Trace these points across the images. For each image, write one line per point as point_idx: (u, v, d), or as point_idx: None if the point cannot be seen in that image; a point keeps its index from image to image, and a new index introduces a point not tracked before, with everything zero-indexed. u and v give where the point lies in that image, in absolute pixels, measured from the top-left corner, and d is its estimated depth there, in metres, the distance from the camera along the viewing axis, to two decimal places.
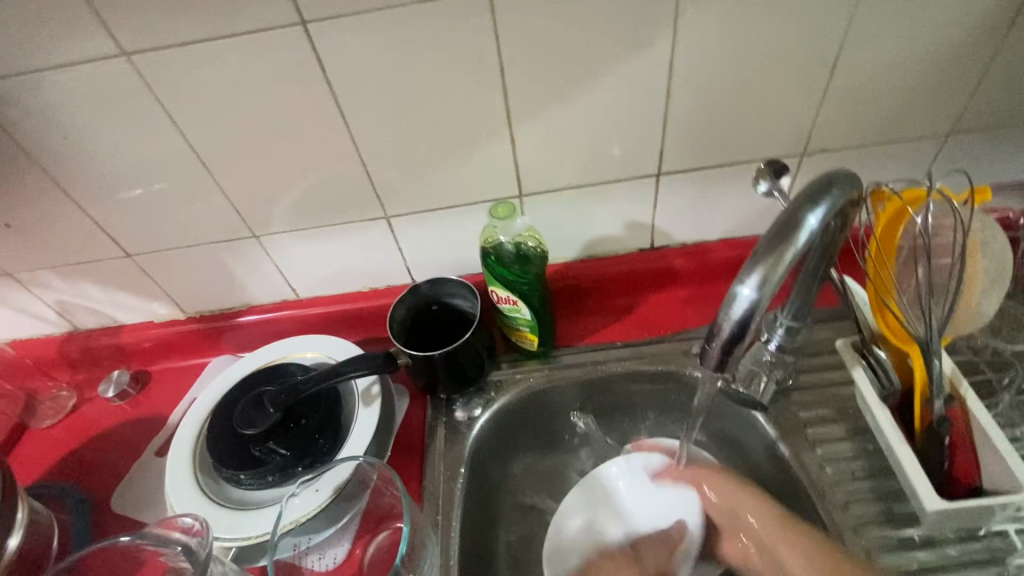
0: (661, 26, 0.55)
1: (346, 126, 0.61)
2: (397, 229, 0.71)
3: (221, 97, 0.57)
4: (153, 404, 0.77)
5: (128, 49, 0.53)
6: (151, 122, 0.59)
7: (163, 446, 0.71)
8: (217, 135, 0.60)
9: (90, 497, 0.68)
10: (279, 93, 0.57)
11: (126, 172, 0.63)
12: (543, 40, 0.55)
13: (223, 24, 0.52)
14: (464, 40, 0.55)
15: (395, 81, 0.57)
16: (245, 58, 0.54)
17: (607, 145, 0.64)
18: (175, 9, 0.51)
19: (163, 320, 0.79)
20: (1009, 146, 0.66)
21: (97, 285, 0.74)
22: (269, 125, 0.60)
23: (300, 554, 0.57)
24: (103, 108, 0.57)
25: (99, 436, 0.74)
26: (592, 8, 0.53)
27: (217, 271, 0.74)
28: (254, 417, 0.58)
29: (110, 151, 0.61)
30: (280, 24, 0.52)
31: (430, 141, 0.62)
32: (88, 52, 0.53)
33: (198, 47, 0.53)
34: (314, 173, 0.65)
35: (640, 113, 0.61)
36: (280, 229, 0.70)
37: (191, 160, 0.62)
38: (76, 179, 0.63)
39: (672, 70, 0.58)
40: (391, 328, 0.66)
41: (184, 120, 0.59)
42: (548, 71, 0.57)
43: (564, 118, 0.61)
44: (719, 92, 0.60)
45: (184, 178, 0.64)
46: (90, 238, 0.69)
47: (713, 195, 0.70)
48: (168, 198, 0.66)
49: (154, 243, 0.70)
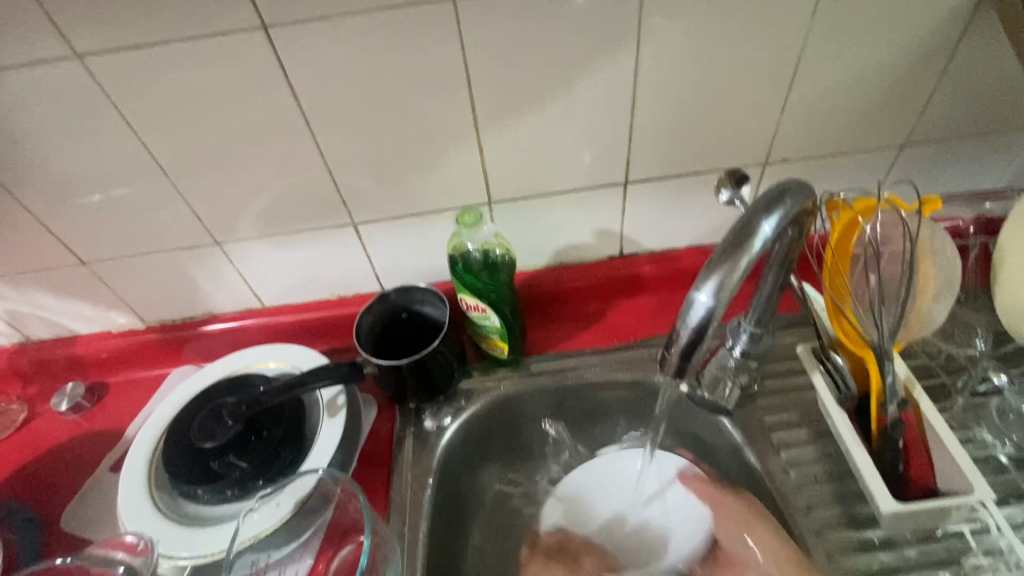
0: (625, 36, 0.55)
1: (310, 132, 0.60)
2: (364, 236, 0.70)
3: (179, 101, 0.56)
4: (110, 417, 0.74)
5: (80, 51, 0.51)
6: (107, 126, 0.57)
7: (118, 461, 0.69)
8: (176, 140, 0.59)
9: (38, 516, 0.65)
10: (240, 98, 0.56)
11: (80, 177, 0.61)
12: (510, 48, 0.55)
13: (181, 27, 0.51)
14: (430, 48, 0.54)
15: (360, 87, 0.56)
16: (204, 61, 0.53)
17: (574, 153, 0.64)
18: (130, 11, 0.49)
19: (122, 330, 0.77)
20: (960, 157, 0.69)
21: (51, 293, 0.72)
22: (230, 130, 0.59)
23: (260, 570, 0.55)
24: (56, 111, 0.55)
25: (51, 452, 0.71)
26: (557, 18, 0.53)
27: (178, 279, 0.72)
28: (214, 429, 0.56)
29: (63, 155, 0.59)
30: (240, 28, 0.51)
31: (397, 148, 0.62)
32: (37, 53, 0.51)
33: (156, 50, 0.52)
34: (278, 180, 0.63)
35: (607, 122, 0.62)
36: (243, 236, 0.68)
37: (149, 165, 0.60)
38: (27, 184, 0.61)
39: (637, 80, 0.58)
40: (357, 338, 0.65)
41: (141, 124, 0.57)
42: (515, 79, 0.57)
43: (531, 127, 0.61)
44: (684, 102, 0.61)
45: (141, 183, 0.62)
46: (42, 245, 0.66)
47: (681, 203, 0.71)
48: (125, 204, 0.64)
49: (112, 251, 0.68)
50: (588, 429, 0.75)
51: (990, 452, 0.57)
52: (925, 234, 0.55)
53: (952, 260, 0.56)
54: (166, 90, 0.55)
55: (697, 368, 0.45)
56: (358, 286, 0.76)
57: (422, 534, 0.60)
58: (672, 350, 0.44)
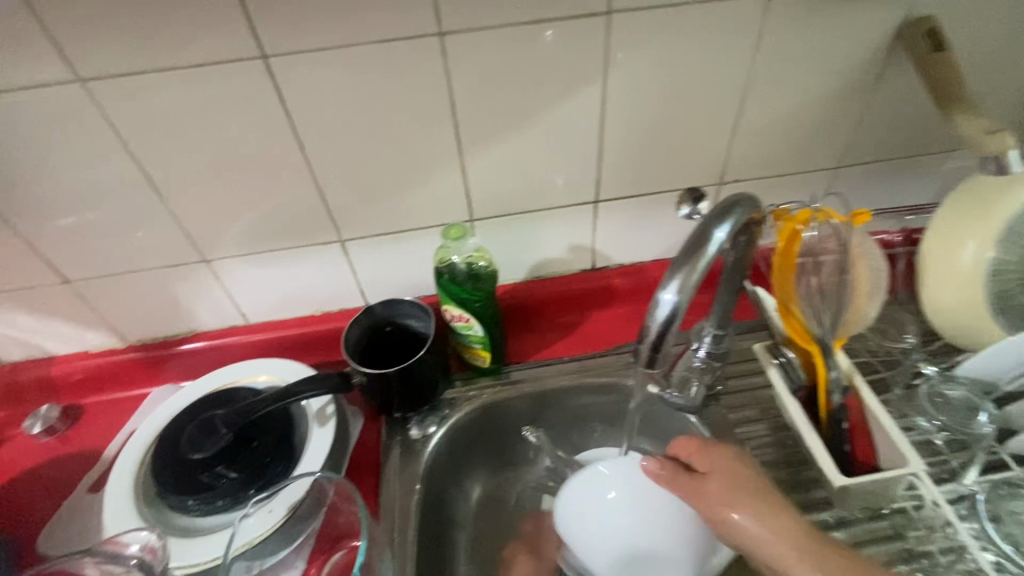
0: (596, 70, 0.61)
1: (301, 153, 0.63)
2: (350, 253, 0.73)
3: (177, 124, 0.59)
4: (87, 438, 0.73)
5: (83, 75, 0.54)
6: (102, 146, 0.59)
7: (97, 480, 0.68)
8: (169, 159, 0.61)
9: (12, 540, 0.64)
10: (237, 120, 0.59)
11: (70, 194, 0.62)
12: (492, 78, 0.60)
13: (184, 53, 0.54)
14: (418, 77, 0.59)
15: (352, 112, 0.60)
16: (203, 86, 0.56)
17: (551, 175, 0.70)
18: (135, 38, 0.52)
19: (98, 350, 0.76)
20: (888, 178, 0.78)
21: (29, 313, 0.71)
22: (224, 151, 0.61)
23: None
24: (51, 131, 0.57)
25: (20, 476, 0.70)
26: (536, 54, 0.59)
27: (163, 296, 0.73)
28: (206, 439, 0.58)
29: (54, 173, 0.60)
30: (240, 57, 0.55)
31: (385, 169, 0.66)
32: (41, 77, 0.54)
33: (156, 73, 0.55)
34: (268, 198, 0.66)
35: (581, 146, 0.68)
36: (230, 252, 0.70)
37: (141, 184, 0.62)
38: (14, 202, 0.61)
39: (607, 108, 0.64)
40: (345, 350, 0.67)
41: (137, 145, 0.59)
42: (496, 106, 0.62)
43: (510, 149, 0.66)
44: (649, 128, 0.67)
45: (132, 201, 0.64)
46: (24, 263, 0.66)
47: (647, 219, 0.77)
48: (114, 222, 0.65)
49: (96, 269, 0.68)
50: (567, 434, 0.78)
51: (927, 436, 0.63)
52: (857, 240, 0.63)
53: (879, 263, 0.63)
54: (164, 111, 0.58)
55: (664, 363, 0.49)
56: (342, 300, 0.79)
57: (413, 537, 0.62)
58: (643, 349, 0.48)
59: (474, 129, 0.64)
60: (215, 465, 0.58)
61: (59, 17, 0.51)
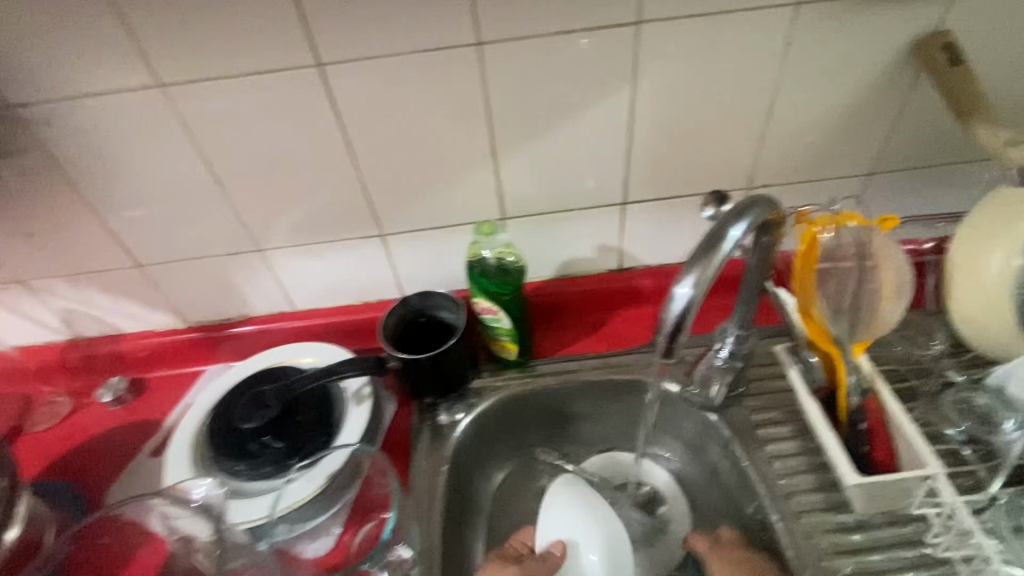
0: (927, 39, 0.60)
1: (615, 184, 0.70)
2: (620, 224, 0.75)
3: (490, 79, 0.60)
4: (148, 409, 0.79)
5: (422, 45, 0.57)
6: (461, 78, 0.60)
7: (158, 446, 0.74)
8: (501, 178, 0.68)
9: (64, 548, 0.58)
10: (566, 165, 0.68)
11: (413, 183, 0.68)
12: (821, 104, 0.64)
13: (561, 111, 0.63)
14: (760, 100, 0.64)
15: (670, 144, 0.67)
16: (505, 41, 0.58)
17: (845, 142, 0.68)
18: (528, 89, 0.61)
19: (262, 317, 0.81)
20: None
21: (174, 295, 0.78)
22: (510, 98, 0.62)
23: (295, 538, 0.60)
24: (422, 117, 0.62)
25: (94, 441, 0.76)
26: (860, 32, 0.59)
27: (318, 271, 0.77)
28: (444, 444, 0.69)
29: (407, 151, 0.65)
30: (555, 32, 0.57)
31: (672, 195, 0.72)
32: (388, 53, 0.58)
33: (534, 121, 0.64)
34: (562, 228, 0.75)
35: (888, 103, 0.65)
36: (404, 225, 0.72)
37: (481, 200, 0.70)
38: (361, 140, 0.64)
39: (927, 115, 0.66)
40: (563, 321, 0.82)
41: (449, 110, 0.62)
42: (811, 130, 0.66)
43: (808, 147, 0.68)
44: (922, 160, 0.70)
45: (457, 210, 0.71)
46: (241, 214, 0.69)
47: (919, 193, 0.73)
48: (440, 200, 0.70)
49: (280, 239, 0.72)
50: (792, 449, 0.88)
51: None
52: None
53: None
54: (505, 133, 0.65)
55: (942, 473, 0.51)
56: None
57: None
58: (942, 347, 0.65)
59: (767, 172, 0.70)
60: (478, 464, 0.73)
61: (484, 17, 0.56)
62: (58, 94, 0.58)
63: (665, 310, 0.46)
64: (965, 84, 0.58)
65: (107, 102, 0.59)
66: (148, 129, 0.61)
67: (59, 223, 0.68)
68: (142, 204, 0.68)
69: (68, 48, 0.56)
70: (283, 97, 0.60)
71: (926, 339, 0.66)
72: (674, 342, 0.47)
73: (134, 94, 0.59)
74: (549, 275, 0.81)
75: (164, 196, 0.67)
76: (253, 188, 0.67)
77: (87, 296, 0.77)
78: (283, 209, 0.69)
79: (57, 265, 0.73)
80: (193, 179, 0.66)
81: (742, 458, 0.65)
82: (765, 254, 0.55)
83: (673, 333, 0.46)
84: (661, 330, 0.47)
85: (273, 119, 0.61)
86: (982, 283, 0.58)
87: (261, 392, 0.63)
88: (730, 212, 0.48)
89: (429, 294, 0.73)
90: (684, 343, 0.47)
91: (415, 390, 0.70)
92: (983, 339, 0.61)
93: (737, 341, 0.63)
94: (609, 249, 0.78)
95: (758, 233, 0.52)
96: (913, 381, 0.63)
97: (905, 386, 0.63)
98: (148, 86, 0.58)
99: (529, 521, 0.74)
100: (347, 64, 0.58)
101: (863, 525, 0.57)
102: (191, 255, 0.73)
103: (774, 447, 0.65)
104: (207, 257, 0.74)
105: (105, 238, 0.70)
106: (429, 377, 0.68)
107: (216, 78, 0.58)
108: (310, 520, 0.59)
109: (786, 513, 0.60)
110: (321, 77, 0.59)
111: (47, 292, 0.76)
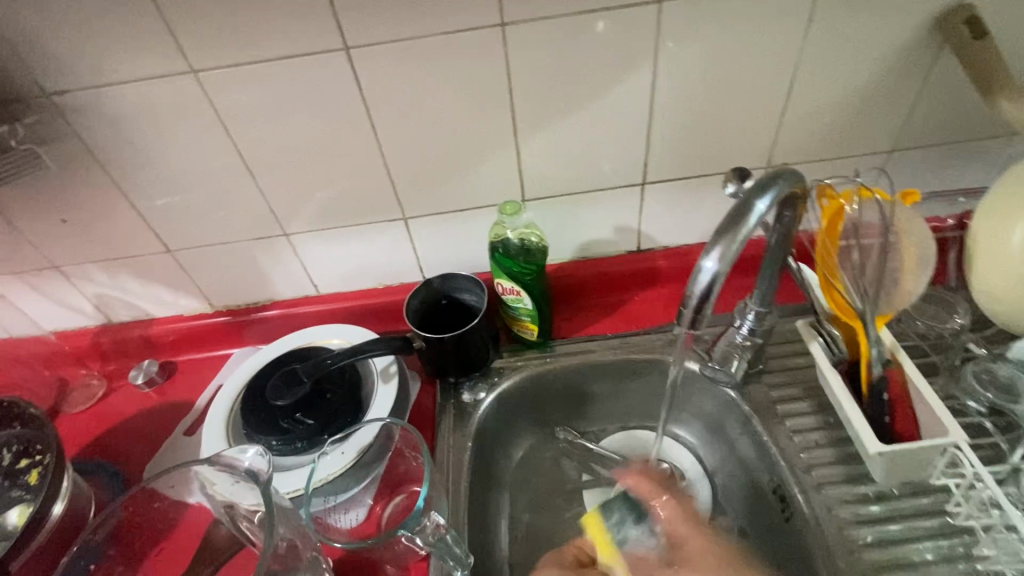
0: (952, 12, 0.60)
1: (635, 165, 0.71)
2: (639, 205, 0.76)
3: (513, 60, 0.61)
4: (180, 391, 0.82)
5: (447, 27, 0.58)
6: (485, 60, 0.61)
7: (191, 426, 0.76)
8: (523, 160, 0.69)
9: (115, 514, 0.57)
10: (587, 147, 0.69)
11: (436, 166, 0.69)
12: (844, 81, 0.64)
13: (583, 93, 0.64)
14: (783, 77, 0.64)
15: (690, 124, 0.68)
16: (529, 22, 0.58)
17: (866, 118, 0.68)
18: (551, 71, 0.62)
19: (288, 301, 0.83)
20: None
21: (202, 279, 0.80)
22: (533, 79, 0.63)
23: (328, 510, 0.62)
24: (446, 100, 0.64)
25: (128, 421, 0.79)
26: (885, 6, 0.59)
27: (342, 255, 0.78)
28: (468, 421, 0.71)
29: (430, 134, 0.66)
30: (579, 11, 0.58)
31: (692, 175, 0.73)
32: (412, 35, 0.58)
33: (556, 102, 0.65)
34: (582, 209, 0.75)
35: (911, 79, 0.65)
36: (427, 208, 0.73)
37: (503, 183, 0.71)
38: (386, 124, 0.65)
39: (949, 91, 0.66)
40: (582, 302, 0.83)
41: (471, 91, 0.63)
42: (832, 107, 0.67)
43: (828, 125, 0.68)
44: (944, 136, 0.70)
45: (479, 192, 0.72)
46: (268, 199, 0.71)
47: (939, 170, 0.73)
48: (463, 182, 0.71)
49: (306, 223, 0.74)
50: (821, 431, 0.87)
51: None
52: None
53: None
54: (526, 114, 0.65)
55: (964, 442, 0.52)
56: None
57: (756, 523, 0.67)
58: (964, 321, 0.66)
59: (787, 151, 0.70)
60: (500, 441, 0.75)
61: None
62: (94, 82, 0.60)
63: (692, 284, 0.47)
64: (989, 57, 0.58)
65: (140, 90, 0.61)
66: (178, 115, 0.63)
67: (94, 210, 0.70)
68: (174, 190, 0.70)
69: (104, 36, 0.57)
70: (310, 81, 0.61)
71: (948, 313, 0.67)
72: (700, 313, 0.48)
73: (167, 81, 0.60)
74: (569, 258, 0.82)
75: (193, 182, 0.69)
76: (281, 173, 0.69)
77: (119, 282, 0.79)
78: (309, 194, 0.71)
79: (92, 252, 0.75)
80: (223, 164, 0.67)
81: (761, 433, 0.66)
82: (787, 229, 0.55)
83: (700, 307, 0.47)
84: (686, 303, 0.48)
85: (301, 103, 0.63)
86: (1004, 260, 0.59)
87: (291, 370, 0.65)
88: (755, 186, 0.48)
89: (451, 276, 0.74)
90: (709, 316, 0.48)
91: (438, 369, 0.71)
92: (1002, 313, 0.61)
93: (757, 318, 0.64)
94: (628, 230, 0.79)
95: (781, 208, 0.53)
96: (933, 357, 0.64)
97: (926, 361, 0.64)
98: (180, 73, 0.60)
99: (551, 496, 0.75)
100: (374, 47, 0.59)
101: (882, 496, 0.58)
102: (221, 240, 0.75)
103: (794, 422, 0.66)
104: (235, 242, 0.76)
105: (137, 225, 0.72)
106: (453, 357, 0.70)
107: (246, 63, 0.59)
108: (344, 492, 0.62)
109: (806, 485, 0.61)
110: (348, 61, 0.60)
111: (82, 278, 0.78)
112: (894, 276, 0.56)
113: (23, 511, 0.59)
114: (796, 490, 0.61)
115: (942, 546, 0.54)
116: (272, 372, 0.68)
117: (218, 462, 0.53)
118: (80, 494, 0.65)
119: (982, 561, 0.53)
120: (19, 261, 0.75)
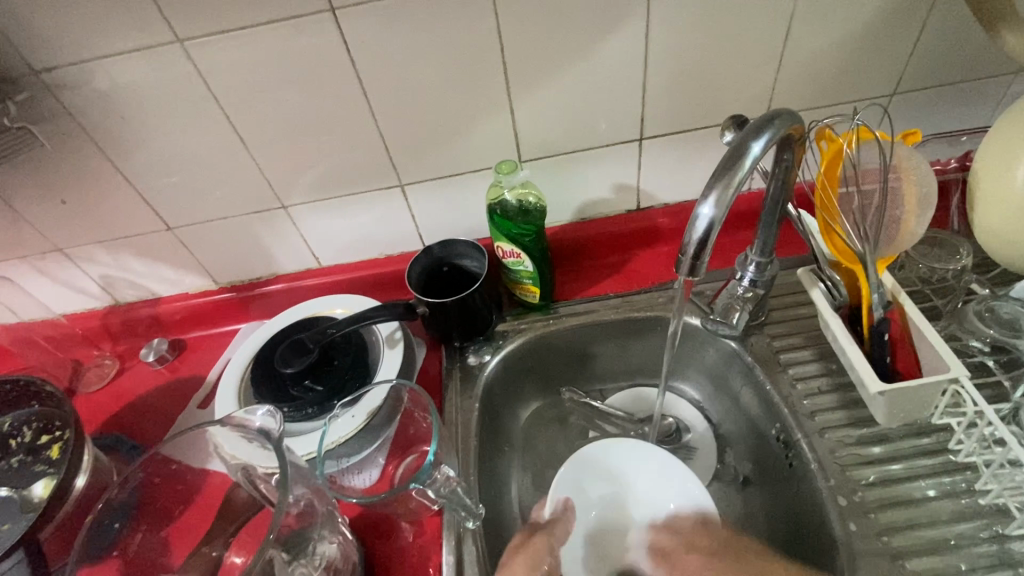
0: None
1: (632, 120, 0.70)
2: (638, 162, 0.75)
3: (502, 14, 0.60)
4: (191, 366, 0.83)
5: None
6: (474, 16, 0.59)
7: (204, 400, 0.78)
8: (518, 119, 0.68)
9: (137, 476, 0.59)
10: (583, 103, 0.68)
11: (430, 130, 0.69)
12: (844, 21, 0.62)
13: (577, 48, 0.63)
14: (782, 20, 0.62)
15: (686, 76, 0.66)
16: None
17: (868, 60, 0.66)
18: (542, 24, 0.61)
19: (290, 275, 0.84)
20: None
21: (204, 254, 0.80)
22: (522, 34, 0.61)
23: (342, 470, 0.64)
24: (437, 60, 0.63)
25: (142, 397, 0.80)
26: None
27: (340, 225, 0.78)
28: (475, 383, 0.72)
29: (421, 98, 0.66)
30: None
31: (690, 129, 0.72)
32: None
33: (547, 58, 0.64)
34: (579, 169, 0.75)
35: (915, 15, 0.63)
36: (424, 174, 0.73)
37: (498, 144, 0.71)
38: (378, 90, 0.64)
39: (953, 28, 0.64)
40: (584, 262, 0.83)
41: (461, 49, 0.62)
42: (834, 50, 0.65)
43: (829, 69, 0.67)
44: (949, 77, 0.68)
45: (475, 154, 0.71)
46: (262, 171, 0.71)
47: (943, 112, 0.72)
48: (459, 146, 0.70)
49: (302, 194, 0.74)
50: None
51: None
52: None
53: None
54: (519, 73, 0.65)
55: (966, 378, 0.52)
56: None
57: (766, 475, 0.68)
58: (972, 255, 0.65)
59: (785, 99, 0.69)
60: (509, 403, 0.76)
61: None
62: (79, 57, 0.59)
63: (689, 232, 0.47)
64: None
65: (125, 63, 0.60)
66: (167, 88, 0.62)
67: (92, 191, 0.71)
68: (169, 168, 0.69)
69: (87, 10, 0.56)
70: (298, 46, 0.60)
71: (950, 254, 0.66)
72: (699, 259, 0.48)
73: (153, 52, 0.59)
74: (568, 219, 0.81)
75: (188, 159, 0.69)
76: (276, 144, 0.68)
77: (123, 262, 0.79)
78: (304, 165, 0.71)
79: (92, 232, 0.75)
80: (216, 138, 0.67)
81: (764, 381, 0.67)
82: (786, 174, 0.55)
83: (697, 254, 0.47)
84: (683, 252, 0.48)
85: (290, 69, 0.62)
86: (1007, 193, 0.58)
87: (299, 338, 0.66)
88: (751, 128, 0.47)
89: (451, 242, 0.74)
90: (708, 262, 0.48)
91: (442, 335, 0.72)
92: (1005, 253, 0.61)
93: (758, 269, 0.64)
94: (627, 188, 0.78)
95: (779, 150, 0.52)
96: (936, 301, 0.64)
97: (929, 305, 0.64)
98: (165, 43, 0.59)
99: (560, 454, 0.77)
100: (359, 6, 0.58)
101: (883, 438, 0.59)
102: (220, 216, 0.75)
103: (797, 370, 0.66)
104: (234, 217, 0.76)
105: (135, 203, 0.73)
106: (457, 321, 0.70)
107: (230, 30, 0.58)
108: (357, 453, 0.64)
109: (808, 431, 0.61)
110: (334, 23, 0.59)
111: (85, 259, 0.78)
112: (895, 220, 0.57)
113: (47, 483, 0.60)
114: (802, 437, 0.61)
115: (943, 483, 0.55)
116: (277, 343, 0.69)
117: (230, 423, 0.55)
118: (102, 467, 0.66)
119: (985, 495, 0.54)
120: (23, 245, 0.75)
